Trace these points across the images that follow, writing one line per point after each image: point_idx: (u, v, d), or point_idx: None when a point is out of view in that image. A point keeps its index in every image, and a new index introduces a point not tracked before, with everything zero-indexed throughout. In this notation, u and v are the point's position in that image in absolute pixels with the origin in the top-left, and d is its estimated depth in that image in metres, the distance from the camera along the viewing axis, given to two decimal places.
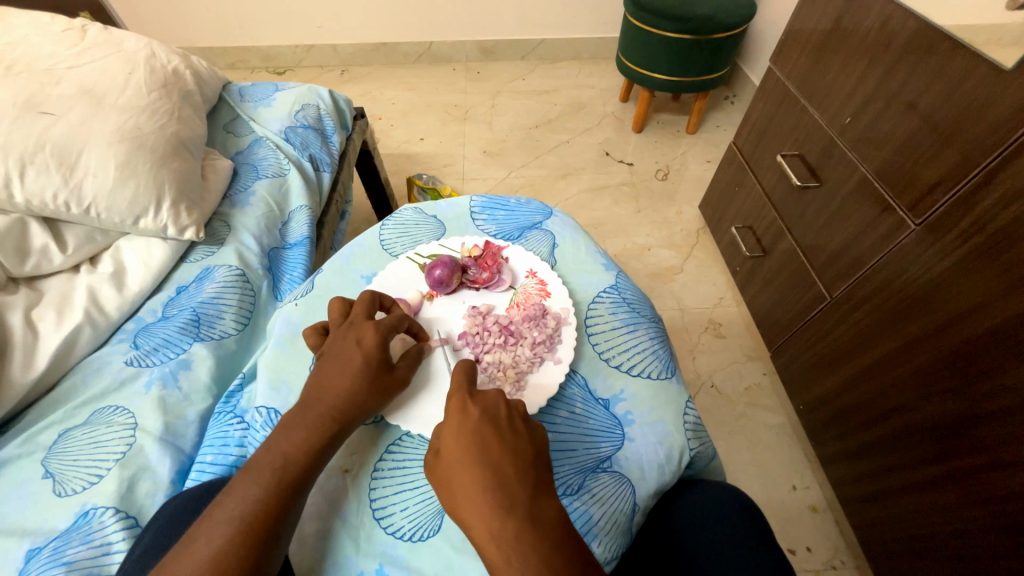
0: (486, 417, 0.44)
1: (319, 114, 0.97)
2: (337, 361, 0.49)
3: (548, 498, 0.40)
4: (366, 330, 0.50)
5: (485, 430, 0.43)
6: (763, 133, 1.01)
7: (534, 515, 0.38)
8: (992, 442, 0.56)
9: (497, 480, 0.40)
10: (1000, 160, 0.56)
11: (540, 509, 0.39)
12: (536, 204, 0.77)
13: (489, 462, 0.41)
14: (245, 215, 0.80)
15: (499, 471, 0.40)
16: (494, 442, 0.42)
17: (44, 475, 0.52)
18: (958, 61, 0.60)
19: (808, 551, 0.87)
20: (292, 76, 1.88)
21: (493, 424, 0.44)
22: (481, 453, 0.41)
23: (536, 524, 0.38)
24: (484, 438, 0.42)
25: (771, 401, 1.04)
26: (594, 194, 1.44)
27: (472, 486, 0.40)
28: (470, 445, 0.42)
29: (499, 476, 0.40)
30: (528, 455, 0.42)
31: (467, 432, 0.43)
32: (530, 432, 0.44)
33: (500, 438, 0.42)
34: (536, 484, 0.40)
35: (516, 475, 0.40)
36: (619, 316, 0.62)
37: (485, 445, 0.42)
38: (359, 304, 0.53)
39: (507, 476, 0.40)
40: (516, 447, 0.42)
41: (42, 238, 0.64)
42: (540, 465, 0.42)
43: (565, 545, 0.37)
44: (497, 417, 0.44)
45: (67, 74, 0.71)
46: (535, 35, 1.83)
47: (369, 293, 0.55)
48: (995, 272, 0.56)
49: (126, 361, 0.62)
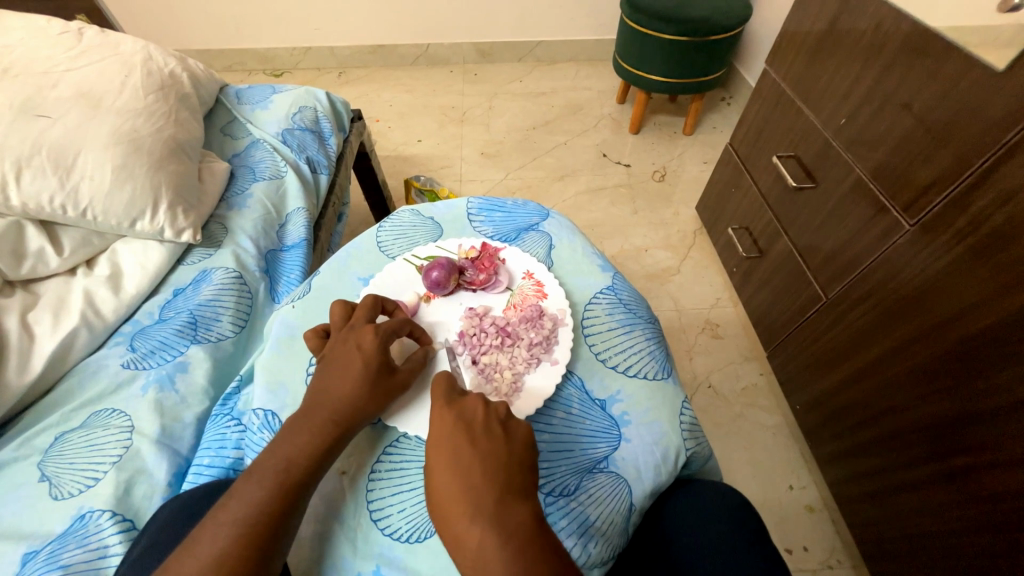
0: (460, 423, 0.44)
1: (316, 116, 0.97)
2: (339, 365, 0.49)
3: (520, 496, 0.40)
4: (366, 335, 0.51)
5: (457, 435, 0.43)
6: (759, 134, 1.01)
7: (501, 517, 0.38)
8: (987, 441, 0.57)
9: (466, 483, 0.40)
10: (993, 160, 0.56)
11: (515, 511, 0.39)
12: (533, 206, 0.77)
13: (460, 466, 0.41)
14: (242, 218, 0.80)
15: (467, 475, 0.41)
16: (465, 446, 0.42)
17: (40, 479, 0.52)
18: (953, 62, 0.60)
19: (805, 551, 0.87)
20: (290, 78, 1.88)
21: (468, 428, 0.44)
22: (454, 459, 0.42)
23: (505, 524, 0.38)
24: (456, 442, 0.43)
25: (769, 401, 1.04)
26: (591, 195, 1.44)
27: (446, 489, 0.41)
28: (444, 450, 0.43)
29: (468, 480, 0.40)
30: (500, 457, 0.42)
31: (442, 438, 0.44)
32: (506, 434, 0.44)
33: (473, 441, 0.43)
34: (506, 484, 0.40)
35: (486, 479, 0.40)
36: (617, 317, 0.63)
37: (457, 451, 0.42)
38: (363, 308, 0.54)
39: (474, 479, 0.40)
40: (488, 450, 0.42)
41: (39, 240, 0.64)
42: (516, 466, 0.42)
43: (536, 544, 0.37)
44: (472, 421, 0.45)
45: (64, 77, 0.71)
46: (533, 37, 1.83)
47: (371, 298, 0.55)
48: (989, 272, 0.56)
49: (122, 364, 0.62)
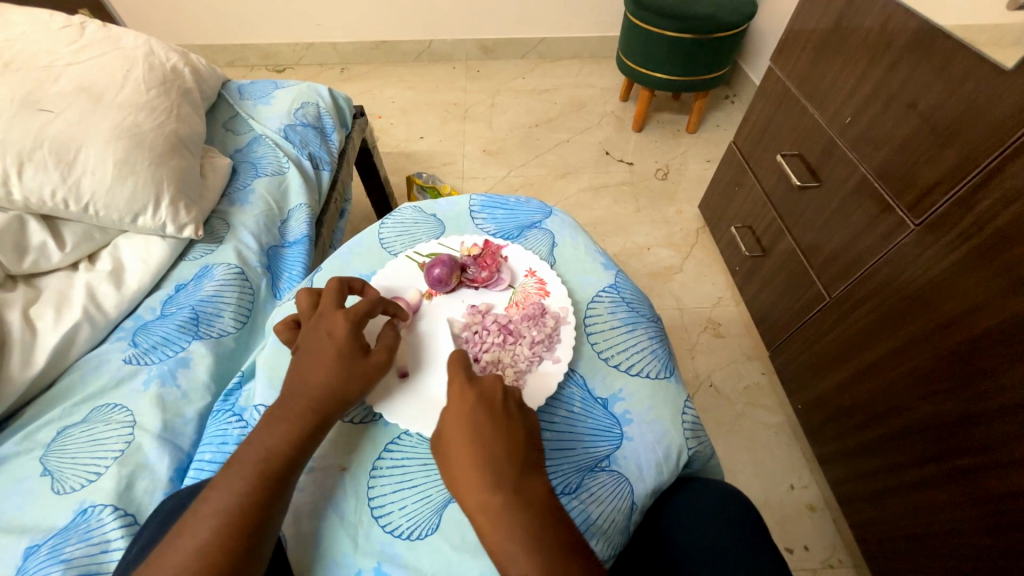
0: (482, 400, 0.45)
1: (319, 112, 0.97)
2: (311, 352, 0.49)
3: (538, 477, 0.42)
4: (336, 321, 0.51)
5: (479, 413, 0.44)
6: (762, 134, 1.01)
7: (524, 494, 0.40)
8: (990, 442, 0.56)
9: (489, 460, 0.41)
10: (997, 161, 0.56)
11: (536, 505, 0.39)
12: (535, 204, 0.77)
13: (486, 444, 0.42)
14: (244, 213, 0.80)
15: (491, 452, 0.42)
16: (487, 425, 0.43)
17: (42, 473, 0.52)
18: (959, 61, 0.60)
19: (806, 550, 0.87)
20: (291, 75, 1.88)
21: (488, 407, 0.45)
22: (475, 435, 0.43)
23: (527, 500, 0.39)
24: (478, 419, 0.44)
25: (770, 400, 1.04)
26: (594, 193, 1.44)
27: (467, 464, 0.41)
28: (468, 427, 0.43)
29: (491, 458, 0.41)
30: (519, 439, 0.43)
31: (463, 413, 0.44)
32: (523, 418, 0.45)
33: (493, 421, 0.44)
34: (525, 465, 0.42)
35: (507, 457, 0.41)
36: (619, 316, 0.62)
37: (479, 428, 0.43)
38: (329, 294, 0.53)
39: (498, 457, 0.41)
40: (510, 431, 0.43)
41: (41, 235, 0.64)
42: (532, 448, 0.43)
43: (558, 521, 0.39)
44: (492, 400, 0.45)
45: (65, 71, 0.70)
46: (535, 34, 1.82)
47: (336, 281, 0.54)
48: (994, 272, 0.56)
49: (125, 358, 0.62)
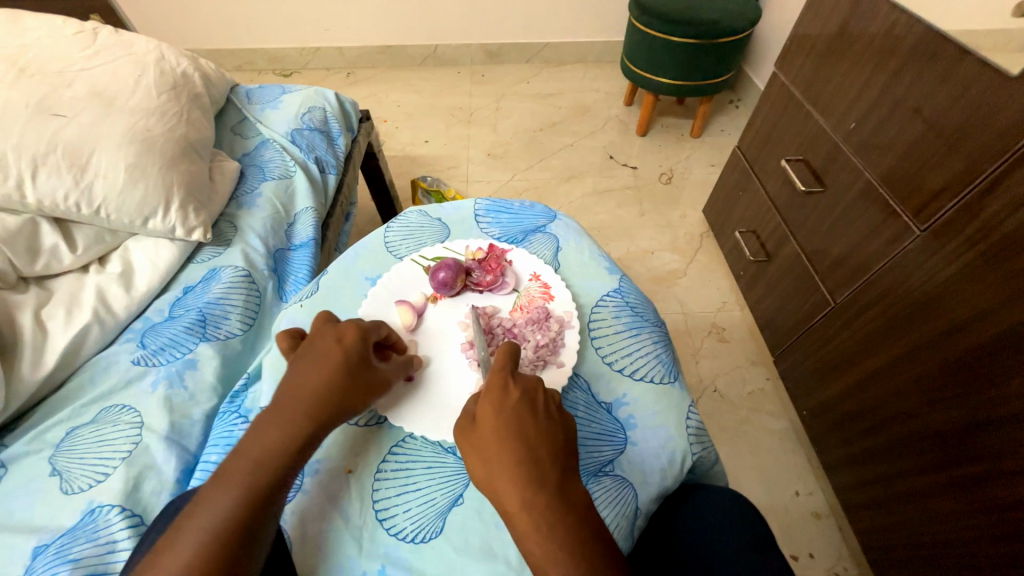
0: (524, 399, 0.45)
1: (325, 116, 0.98)
2: (316, 356, 0.49)
3: (576, 481, 0.42)
4: (348, 330, 0.51)
5: (522, 411, 0.44)
6: (767, 139, 1.01)
7: (561, 493, 0.40)
8: (997, 450, 0.56)
9: (528, 459, 0.41)
10: (1004, 167, 0.56)
11: (547, 509, 0.39)
12: (540, 208, 0.77)
13: (528, 442, 0.42)
14: (251, 216, 0.80)
15: (532, 450, 0.42)
16: (529, 422, 0.43)
17: (50, 473, 0.53)
18: (965, 68, 0.60)
19: (810, 557, 0.87)
20: (298, 78, 1.90)
21: (530, 406, 0.45)
22: (519, 430, 0.43)
23: (553, 501, 0.39)
24: (522, 417, 0.43)
25: (775, 406, 1.04)
26: (598, 197, 1.44)
27: (505, 461, 0.41)
28: (509, 424, 0.43)
29: (530, 456, 0.41)
30: (560, 442, 0.43)
31: (504, 410, 0.44)
32: (563, 420, 0.45)
33: (535, 420, 0.43)
34: (566, 468, 0.42)
35: (548, 456, 0.42)
36: (623, 320, 0.63)
37: (522, 425, 0.43)
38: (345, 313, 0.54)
39: (539, 456, 0.41)
40: (549, 430, 0.43)
41: (53, 238, 0.65)
42: (570, 451, 0.43)
43: (587, 526, 0.39)
44: (533, 400, 0.45)
45: (78, 76, 0.72)
46: (540, 39, 1.84)
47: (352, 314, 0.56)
48: (1001, 279, 0.55)
49: (133, 360, 0.62)
